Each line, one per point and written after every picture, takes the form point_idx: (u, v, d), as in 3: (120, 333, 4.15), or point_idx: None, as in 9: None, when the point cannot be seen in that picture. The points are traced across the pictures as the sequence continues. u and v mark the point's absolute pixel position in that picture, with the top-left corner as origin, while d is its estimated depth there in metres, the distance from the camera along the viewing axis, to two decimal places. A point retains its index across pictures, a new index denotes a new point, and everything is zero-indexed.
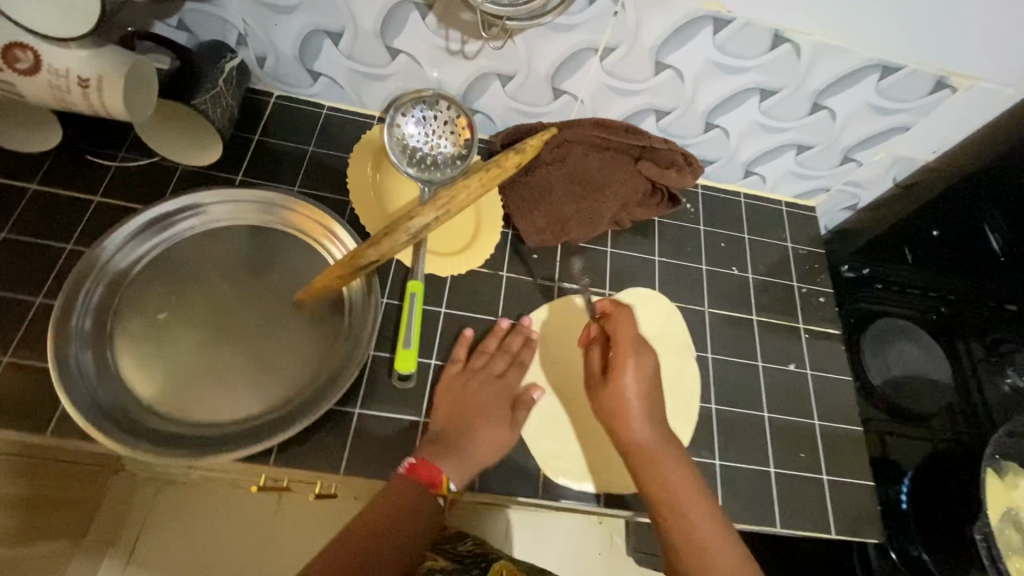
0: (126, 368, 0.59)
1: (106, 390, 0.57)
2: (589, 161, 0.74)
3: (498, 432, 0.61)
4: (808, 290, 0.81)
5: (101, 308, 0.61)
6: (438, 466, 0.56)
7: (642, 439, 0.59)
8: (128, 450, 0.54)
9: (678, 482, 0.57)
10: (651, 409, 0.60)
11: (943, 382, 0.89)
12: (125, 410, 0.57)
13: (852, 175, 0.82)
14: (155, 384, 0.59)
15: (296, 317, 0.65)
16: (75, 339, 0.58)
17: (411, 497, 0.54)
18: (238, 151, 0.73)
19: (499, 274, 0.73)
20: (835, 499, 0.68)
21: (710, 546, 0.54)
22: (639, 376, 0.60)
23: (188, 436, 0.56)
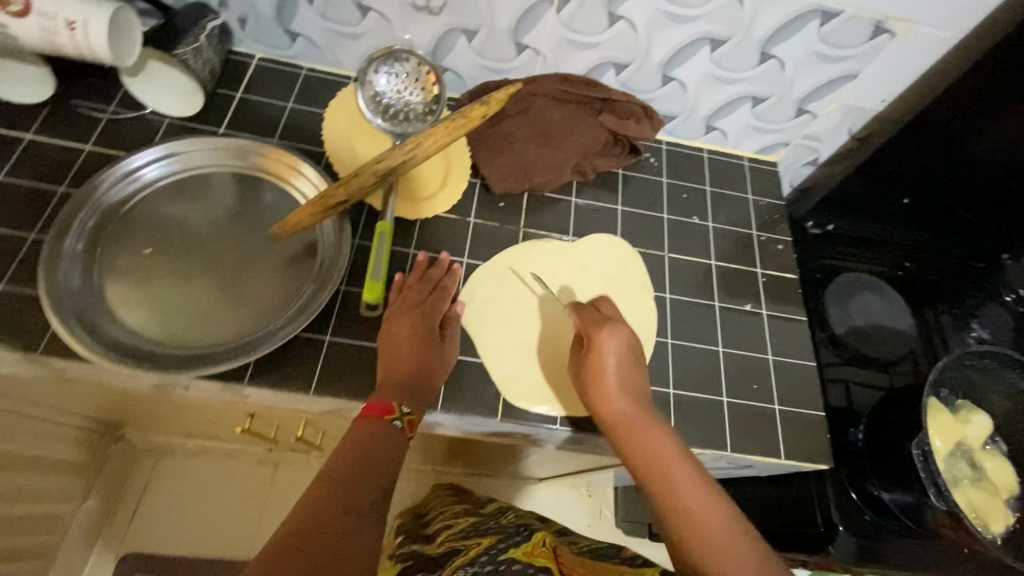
0: (112, 294, 0.63)
1: (92, 312, 0.62)
2: (551, 112, 0.78)
3: (442, 353, 0.65)
4: (766, 238, 0.84)
5: (92, 238, 0.66)
6: (382, 399, 0.58)
7: (622, 412, 0.59)
8: (106, 361, 0.58)
9: (666, 452, 0.55)
10: (633, 384, 0.61)
11: (903, 331, 0.93)
12: (109, 328, 0.61)
13: (809, 128, 0.85)
14: (138, 308, 0.63)
15: (271, 255, 0.69)
16: (67, 261, 0.63)
17: (374, 429, 0.55)
18: (220, 107, 0.77)
19: (467, 220, 0.77)
20: (786, 428, 0.71)
21: (699, 509, 0.51)
22: (620, 348, 0.62)
23: (164, 354, 0.61)
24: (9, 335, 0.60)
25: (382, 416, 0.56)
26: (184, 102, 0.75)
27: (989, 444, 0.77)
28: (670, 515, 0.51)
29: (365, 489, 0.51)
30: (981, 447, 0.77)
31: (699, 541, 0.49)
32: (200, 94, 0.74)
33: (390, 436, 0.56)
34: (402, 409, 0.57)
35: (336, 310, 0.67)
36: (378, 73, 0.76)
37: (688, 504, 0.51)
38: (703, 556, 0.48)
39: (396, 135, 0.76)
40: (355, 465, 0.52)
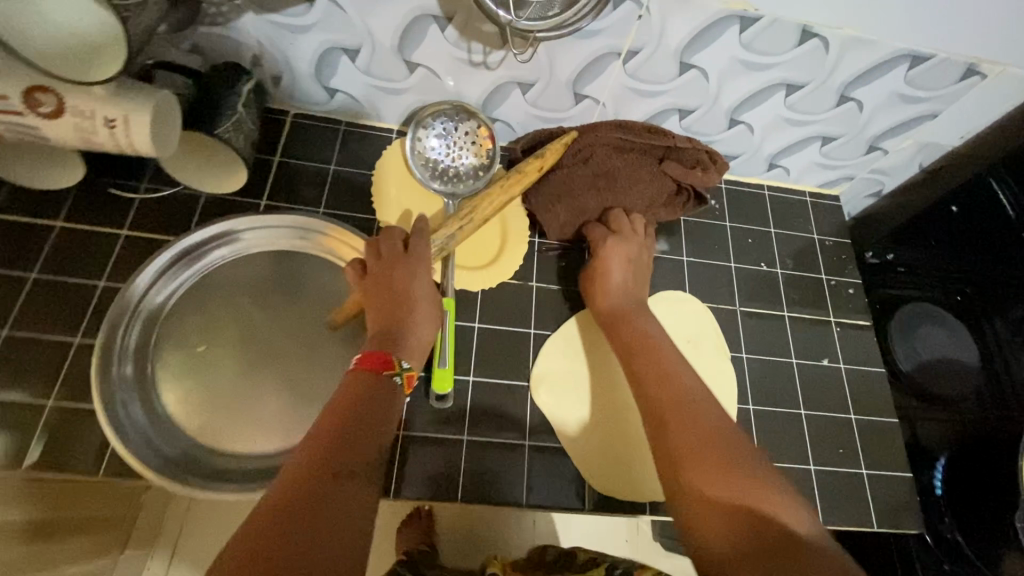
0: (174, 409, 0.59)
1: (159, 434, 0.58)
2: (612, 163, 0.72)
3: (430, 313, 0.60)
4: (837, 282, 0.81)
5: (138, 350, 0.60)
6: (380, 351, 0.54)
7: (619, 303, 0.67)
8: (192, 492, 0.55)
9: (653, 333, 0.64)
10: (636, 280, 0.69)
11: (968, 363, 0.89)
12: (178, 451, 0.58)
13: (877, 163, 0.81)
14: (205, 421, 0.59)
15: (333, 340, 0.65)
16: (120, 385, 0.58)
17: (372, 381, 0.51)
18: (260, 174, 0.72)
19: (530, 285, 0.73)
20: (875, 492, 0.69)
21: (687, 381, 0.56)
22: (626, 256, 0.70)
23: (243, 472, 0.58)
24: (67, 457, 0.57)
25: (387, 370, 0.52)
26: (220, 174, 0.68)
27: None
28: (656, 390, 0.56)
29: (366, 446, 0.46)
30: None
31: (679, 408, 0.53)
32: (240, 168, 0.67)
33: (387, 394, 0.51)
34: (401, 363, 0.54)
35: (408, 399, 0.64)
36: (429, 130, 0.72)
37: (676, 382, 0.56)
38: (678, 421, 0.52)
39: (448, 197, 0.72)
40: (348, 436, 0.45)
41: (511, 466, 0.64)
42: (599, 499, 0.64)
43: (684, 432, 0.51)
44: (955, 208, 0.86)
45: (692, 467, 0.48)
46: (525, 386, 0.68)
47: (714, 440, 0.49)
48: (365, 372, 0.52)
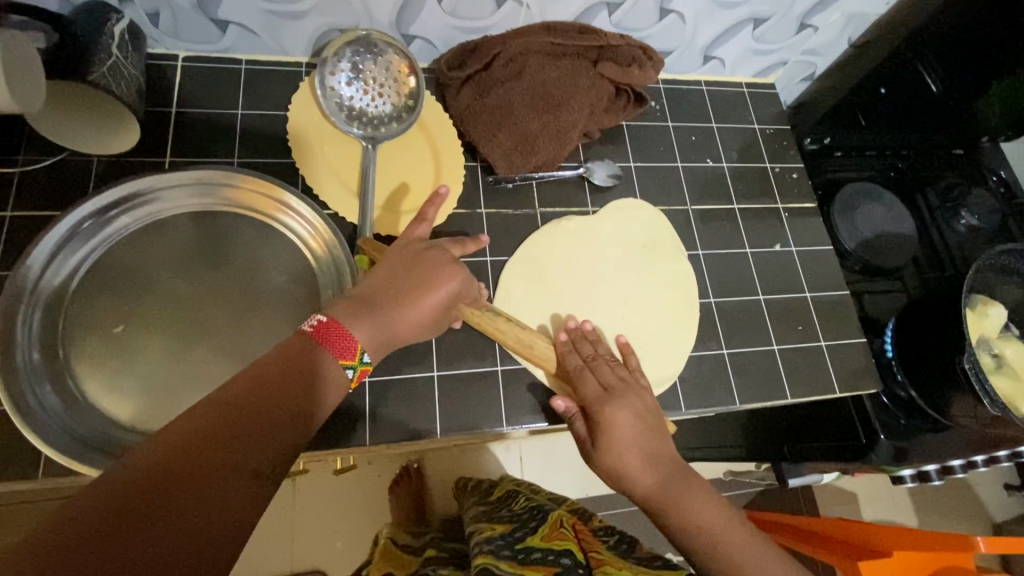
0: (98, 395, 0.53)
1: (84, 423, 0.52)
2: (546, 71, 0.68)
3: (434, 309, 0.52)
4: (781, 169, 0.81)
5: (46, 338, 0.54)
6: (351, 334, 0.45)
7: (647, 489, 0.55)
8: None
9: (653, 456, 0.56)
10: (652, 453, 0.56)
11: (906, 234, 0.95)
12: (107, 436, 0.52)
13: (809, 43, 0.81)
14: (136, 402, 0.54)
15: (271, 299, 0.60)
16: (27, 376, 0.51)
17: (315, 355, 0.43)
18: (159, 130, 0.64)
19: (477, 212, 0.70)
20: (835, 361, 0.72)
21: (735, 548, 0.53)
22: (633, 414, 0.56)
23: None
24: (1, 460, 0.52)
25: (340, 357, 0.44)
26: (104, 137, 0.60)
27: (1006, 332, 0.81)
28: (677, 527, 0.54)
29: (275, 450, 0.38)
30: (998, 335, 0.80)
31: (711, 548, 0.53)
32: (133, 121, 0.60)
33: (335, 383, 0.44)
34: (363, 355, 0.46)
35: None
36: (342, 65, 0.66)
37: (696, 517, 0.53)
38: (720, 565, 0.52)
39: (366, 140, 0.66)
40: (277, 391, 0.40)
41: (486, 395, 0.63)
42: None
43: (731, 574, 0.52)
44: (882, 90, 0.91)
45: None
46: None
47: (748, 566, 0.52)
48: (324, 349, 0.44)
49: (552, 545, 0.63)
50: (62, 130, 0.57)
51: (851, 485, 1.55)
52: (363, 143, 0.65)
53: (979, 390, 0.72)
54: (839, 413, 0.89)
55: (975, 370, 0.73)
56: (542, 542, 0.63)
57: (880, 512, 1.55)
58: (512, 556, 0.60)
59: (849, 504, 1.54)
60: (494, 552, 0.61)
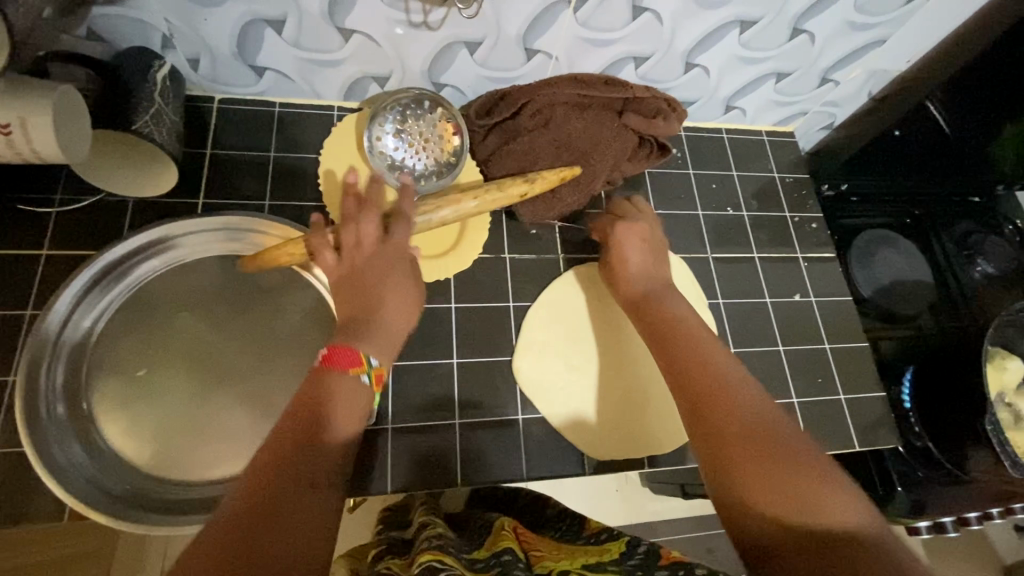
0: (120, 440, 0.54)
1: (105, 473, 0.52)
2: (572, 120, 0.70)
3: (404, 293, 0.55)
4: (800, 218, 0.82)
5: (70, 385, 0.54)
6: (350, 347, 0.48)
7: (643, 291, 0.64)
8: (145, 529, 0.50)
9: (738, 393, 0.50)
10: (654, 259, 0.67)
11: (920, 281, 0.96)
12: (128, 486, 0.52)
13: (829, 96, 0.82)
14: (159, 451, 0.54)
15: (290, 347, 0.60)
16: (51, 424, 0.52)
17: (337, 381, 0.46)
18: (193, 171, 0.66)
19: (501, 257, 0.71)
20: (853, 414, 0.72)
21: (720, 378, 0.52)
22: (645, 229, 0.68)
23: (209, 499, 0.53)
24: (26, 502, 0.53)
25: (353, 369, 0.46)
26: (140, 180, 0.60)
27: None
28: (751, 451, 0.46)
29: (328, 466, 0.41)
30: (1017, 390, 0.80)
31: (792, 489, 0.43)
32: (167, 164, 0.60)
33: (359, 395, 0.46)
34: (369, 359, 0.48)
35: (392, 390, 0.63)
36: (387, 122, 0.67)
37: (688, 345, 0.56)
38: (699, 377, 0.52)
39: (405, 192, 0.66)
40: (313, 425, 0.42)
41: (506, 444, 0.63)
42: (597, 463, 0.65)
43: (711, 386, 0.51)
44: (898, 133, 0.91)
45: (725, 410, 0.49)
46: (509, 359, 0.67)
47: (842, 533, 0.40)
48: (333, 372, 0.46)
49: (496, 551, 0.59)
50: (94, 169, 0.59)
51: None
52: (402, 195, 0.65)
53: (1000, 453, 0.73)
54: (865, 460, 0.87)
55: (996, 430, 0.73)
56: (485, 551, 0.60)
57: None
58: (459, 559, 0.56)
59: None
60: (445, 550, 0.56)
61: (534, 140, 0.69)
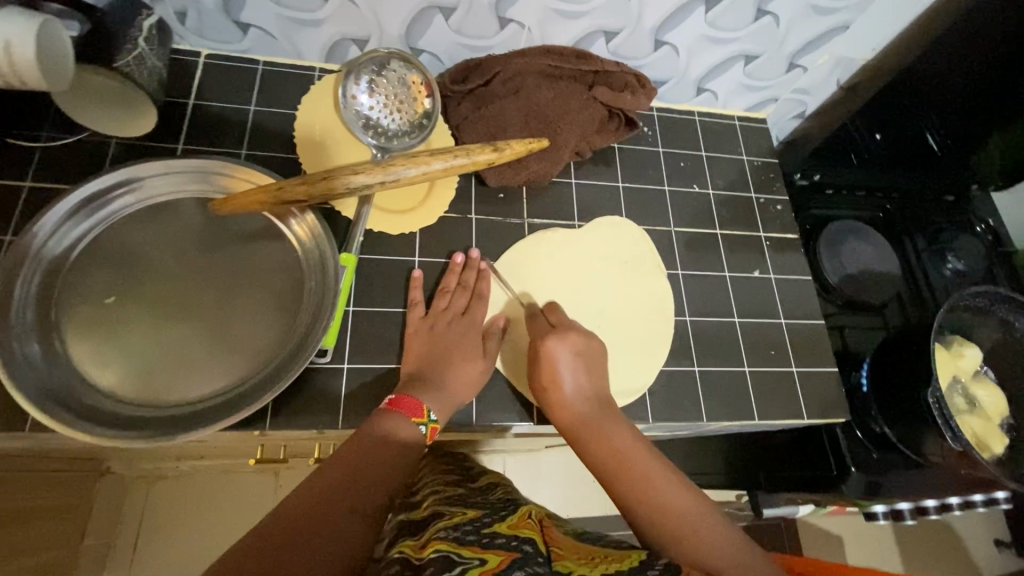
0: (82, 357, 0.56)
1: (64, 386, 0.54)
2: (543, 91, 0.72)
3: (472, 365, 0.63)
4: (765, 200, 0.84)
5: (41, 300, 0.57)
6: (416, 397, 0.57)
7: (575, 406, 0.60)
8: (91, 437, 0.51)
9: (624, 446, 0.56)
10: (582, 361, 0.63)
11: (889, 272, 0.97)
12: (83, 398, 0.54)
13: (798, 82, 0.84)
14: (117, 371, 0.56)
15: (257, 288, 0.63)
16: (18, 330, 0.54)
17: (390, 425, 0.53)
18: (175, 119, 0.69)
19: (468, 217, 0.73)
20: (804, 388, 0.74)
21: (636, 463, 0.54)
22: (574, 339, 0.64)
23: (161, 419, 0.55)
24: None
25: (412, 418, 0.54)
26: (106, 119, 0.63)
27: (980, 374, 0.82)
28: (638, 505, 0.51)
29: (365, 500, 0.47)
30: (971, 377, 0.81)
31: (675, 536, 0.48)
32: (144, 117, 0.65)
33: (404, 443, 0.53)
34: (427, 413, 0.56)
35: (349, 331, 0.65)
36: (362, 83, 0.69)
37: (606, 436, 0.57)
38: (615, 464, 0.55)
39: (379, 150, 0.69)
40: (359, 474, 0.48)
41: None
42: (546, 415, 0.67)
43: (629, 475, 0.53)
44: (868, 119, 0.93)
45: (640, 495, 0.52)
46: None
47: None
48: (394, 417, 0.54)
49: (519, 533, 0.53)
50: (76, 105, 0.61)
51: (833, 526, 1.56)
52: (374, 155, 0.69)
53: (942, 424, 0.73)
54: (825, 447, 0.88)
55: (940, 403, 0.74)
56: (507, 530, 0.54)
57: (866, 554, 1.55)
58: (474, 539, 0.51)
59: (831, 545, 1.54)
60: (457, 539, 0.52)
61: (504, 105, 0.72)
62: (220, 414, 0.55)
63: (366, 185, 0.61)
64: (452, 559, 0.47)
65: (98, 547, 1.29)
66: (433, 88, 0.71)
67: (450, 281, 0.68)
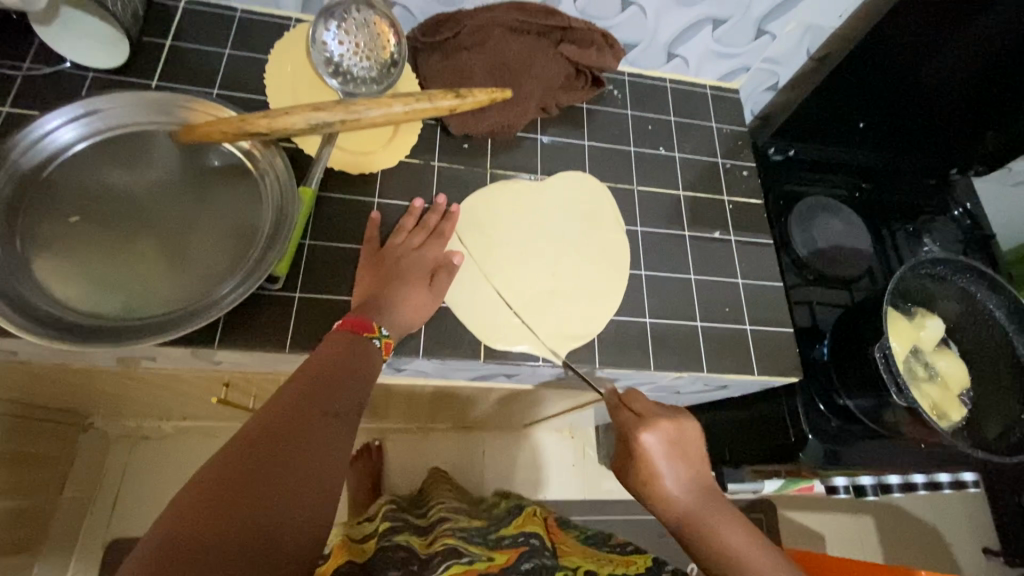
0: (37, 267, 0.58)
1: (20, 292, 0.56)
2: (509, 43, 0.74)
3: (421, 296, 0.64)
4: (731, 165, 0.85)
5: (6, 214, 0.59)
6: (368, 317, 0.59)
7: (679, 505, 0.60)
8: (39, 339, 0.53)
9: (732, 543, 0.56)
10: (676, 449, 0.62)
11: (861, 249, 0.96)
12: (36, 304, 0.56)
13: (769, 50, 0.87)
14: (73, 283, 0.58)
15: (217, 217, 0.65)
16: None
17: (346, 342, 0.56)
18: (150, 57, 0.72)
19: (431, 164, 0.75)
20: (758, 346, 0.74)
21: (746, 560, 0.55)
22: (665, 431, 0.62)
23: (110, 329, 0.56)
24: None
25: (366, 333, 0.58)
26: (77, 45, 0.68)
27: (942, 345, 0.81)
28: None
29: (338, 401, 0.51)
30: (933, 348, 0.80)
31: None
32: (108, 55, 0.69)
33: (365, 353, 0.57)
34: (380, 329, 0.59)
35: (303, 262, 0.67)
36: (330, 29, 0.71)
37: (713, 535, 0.57)
38: (729, 566, 0.55)
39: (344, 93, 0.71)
40: (333, 382, 0.52)
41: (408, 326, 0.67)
42: (494, 354, 0.67)
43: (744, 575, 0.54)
44: (850, 97, 0.93)
45: None
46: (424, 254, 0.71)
47: None
48: (346, 335, 0.57)
49: (523, 532, 0.68)
50: (61, 36, 0.67)
51: (814, 522, 1.55)
52: (339, 96, 0.71)
53: (889, 378, 0.74)
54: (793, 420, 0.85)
55: (886, 359, 0.75)
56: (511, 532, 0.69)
57: (845, 551, 1.53)
58: (482, 541, 0.65)
59: (811, 539, 1.53)
60: (464, 537, 0.66)
61: (470, 53, 0.74)
62: (165, 329, 0.57)
63: (327, 122, 0.62)
64: (459, 550, 0.61)
65: (78, 500, 1.31)
66: (400, 35, 0.73)
67: (409, 222, 0.70)
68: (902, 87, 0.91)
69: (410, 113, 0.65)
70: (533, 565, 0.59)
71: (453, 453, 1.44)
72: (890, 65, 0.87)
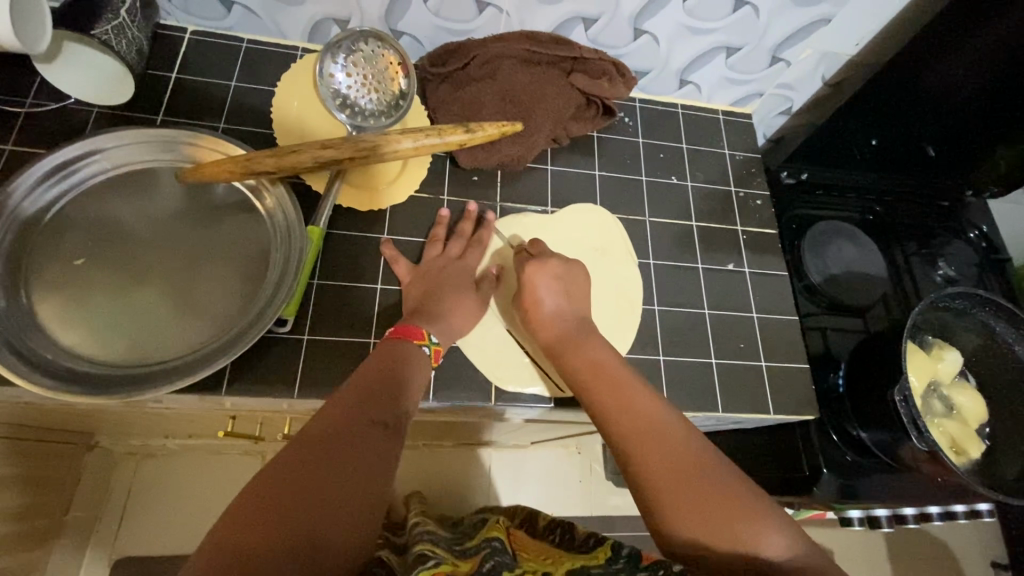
0: (44, 314, 0.57)
1: (25, 340, 0.55)
2: (520, 75, 0.73)
3: (469, 303, 0.66)
4: (745, 194, 0.83)
5: (12, 259, 0.58)
6: (415, 324, 0.60)
7: (582, 352, 0.62)
8: (48, 391, 0.53)
9: (630, 393, 0.57)
10: (570, 291, 0.66)
11: (875, 274, 0.95)
12: (43, 354, 0.55)
13: (783, 76, 0.85)
14: (79, 329, 0.57)
15: (224, 256, 0.64)
16: None
17: (400, 349, 0.57)
18: (155, 91, 0.70)
19: (441, 197, 0.74)
20: (773, 384, 0.73)
21: (636, 405, 0.56)
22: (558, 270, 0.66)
23: (117, 377, 0.56)
24: None
25: (416, 341, 0.58)
26: (81, 82, 0.67)
27: (960, 378, 0.80)
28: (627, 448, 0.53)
29: (389, 408, 0.51)
30: (952, 381, 0.79)
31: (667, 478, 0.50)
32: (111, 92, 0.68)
33: (416, 360, 0.57)
34: (430, 337, 0.60)
35: (312, 303, 0.66)
36: (337, 63, 0.70)
37: (606, 380, 0.58)
38: (615, 407, 0.56)
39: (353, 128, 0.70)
40: (383, 389, 0.52)
41: None
42: (506, 395, 0.66)
43: (623, 415, 0.55)
44: (863, 122, 0.91)
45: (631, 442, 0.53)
46: None
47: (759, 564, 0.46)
48: (399, 341, 0.58)
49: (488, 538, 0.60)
50: (66, 73, 0.66)
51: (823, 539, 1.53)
52: (348, 131, 0.70)
53: (907, 419, 0.73)
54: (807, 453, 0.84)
55: (906, 403, 0.73)
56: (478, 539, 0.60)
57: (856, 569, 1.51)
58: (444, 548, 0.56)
59: None
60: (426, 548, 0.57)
61: (480, 85, 0.73)
62: (174, 376, 0.56)
63: (336, 159, 0.62)
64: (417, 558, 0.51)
65: (84, 519, 1.31)
66: (408, 68, 0.72)
67: (440, 231, 0.70)
68: (919, 110, 0.88)
69: (419, 149, 0.65)
70: (496, 565, 0.50)
71: (460, 470, 1.44)
72: (906, 91, 0.85)
